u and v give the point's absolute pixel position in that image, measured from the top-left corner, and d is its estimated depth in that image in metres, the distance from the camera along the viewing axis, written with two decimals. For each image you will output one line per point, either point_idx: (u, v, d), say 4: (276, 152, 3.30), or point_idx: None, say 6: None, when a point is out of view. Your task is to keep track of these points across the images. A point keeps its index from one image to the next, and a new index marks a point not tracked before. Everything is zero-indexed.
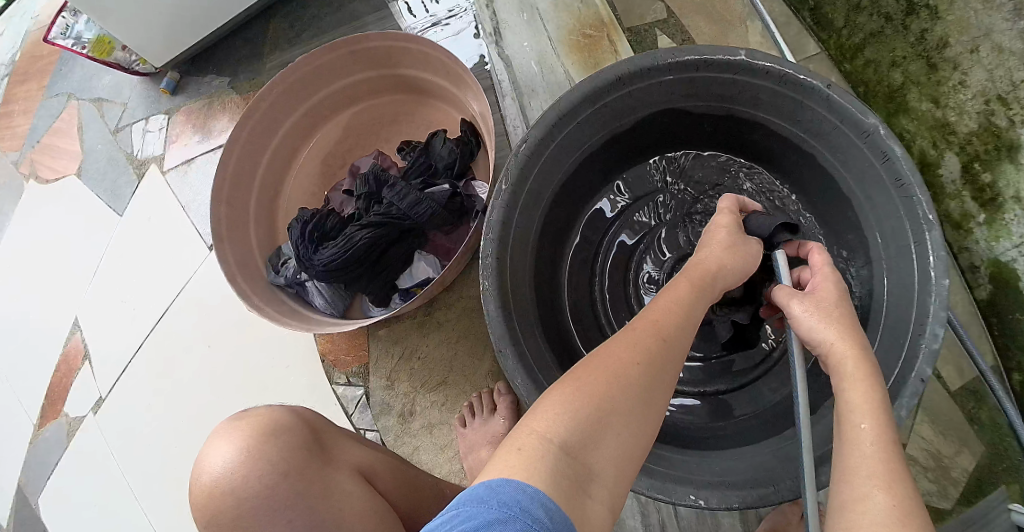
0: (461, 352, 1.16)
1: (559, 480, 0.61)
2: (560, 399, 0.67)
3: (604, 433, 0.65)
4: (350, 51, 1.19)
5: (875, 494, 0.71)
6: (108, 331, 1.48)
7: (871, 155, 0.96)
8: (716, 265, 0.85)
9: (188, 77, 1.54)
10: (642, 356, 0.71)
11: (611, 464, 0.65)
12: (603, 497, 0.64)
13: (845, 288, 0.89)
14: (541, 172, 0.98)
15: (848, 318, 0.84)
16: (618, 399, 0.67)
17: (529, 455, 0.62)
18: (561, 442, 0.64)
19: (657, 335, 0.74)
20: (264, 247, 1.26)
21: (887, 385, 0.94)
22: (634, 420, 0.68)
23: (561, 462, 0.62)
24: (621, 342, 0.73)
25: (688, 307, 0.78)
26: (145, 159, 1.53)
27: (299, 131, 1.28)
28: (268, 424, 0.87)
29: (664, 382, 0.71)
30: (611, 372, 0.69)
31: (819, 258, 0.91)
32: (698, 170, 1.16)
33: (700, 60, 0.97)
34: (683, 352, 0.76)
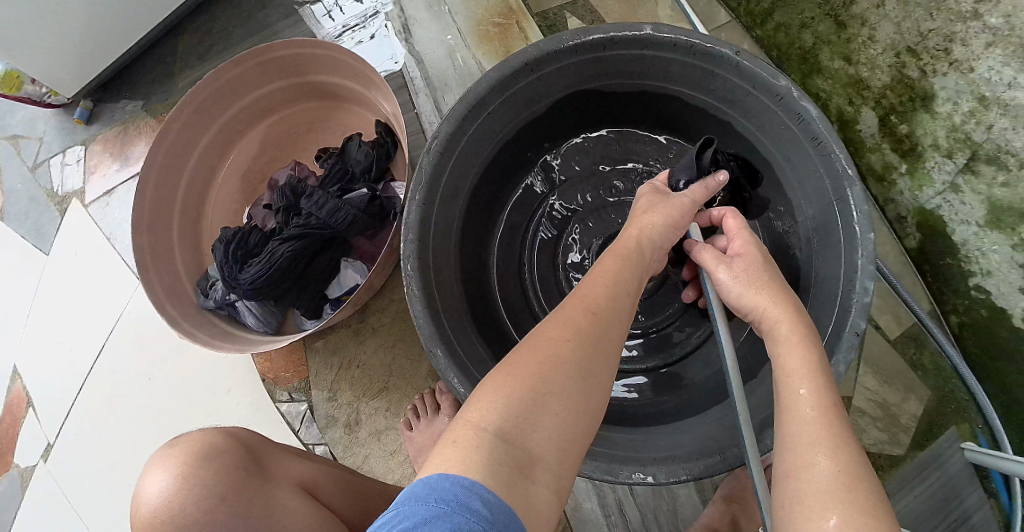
0: (399, 355, 1.15)
1: (498, 469, 0.60)
2: (494, 386, 0.65)
3: (542, 415, 0.64)
4: (257, 62, 1.16)
5: (820, 459, 0.67)
6: (47, 374, 1.42)
7: (785, 118, 0.97)
8: (636, 234, 0.83)
9: (101, 104, 1.49)
10: (575, 330, 0.69)
11: (554, 444, 0.64)
12: (548, 479, 0.63)
13: (765, 248, 0.87)
14: (456, 168, 0.97)
15: (771, 282, 0.82)
16: (553, 377, 0.66)
17: (465, 449, 0.61)
18: (496, 429, 0.62)
19: (588, 307, 0.72)
20: (192, 271, 1.22)
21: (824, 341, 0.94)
22: (574, 397, 0.66)
23: (498, 451, 0.61)
24: (553, 321, 0.71)
25: (619, 276, 0.77)
26: (67, 194, 1.47)
27: (215, 149, 1.24)
28: (202, 448, 0.80)
29: (602, 354, 0.70)
30: (544, 352, 0.68)
31: (734, 222, 0.88)
32: (618, 149, 1.16)
33: (606, 39, 0.96)
34: (620, 321, 0.74)
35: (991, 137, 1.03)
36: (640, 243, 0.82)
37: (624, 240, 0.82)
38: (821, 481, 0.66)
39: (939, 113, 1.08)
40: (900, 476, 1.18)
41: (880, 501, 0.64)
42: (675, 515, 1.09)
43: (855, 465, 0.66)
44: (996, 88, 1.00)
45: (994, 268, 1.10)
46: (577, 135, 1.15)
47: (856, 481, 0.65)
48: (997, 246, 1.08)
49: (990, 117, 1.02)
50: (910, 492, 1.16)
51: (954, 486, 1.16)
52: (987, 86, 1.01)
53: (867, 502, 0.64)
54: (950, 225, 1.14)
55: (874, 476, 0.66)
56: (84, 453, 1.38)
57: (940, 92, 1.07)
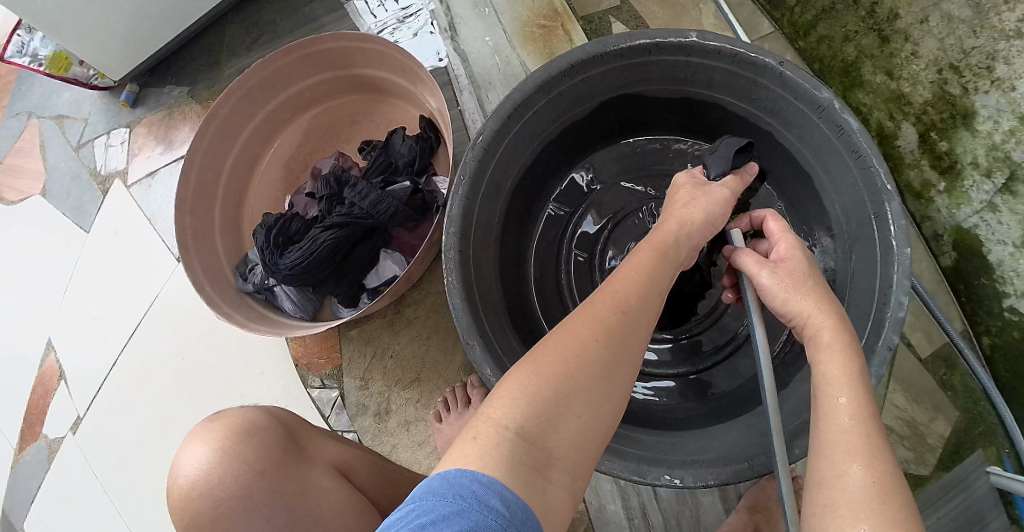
0: (432, 347, 1.16)
1: (517, 468, 0.56)
2: (516, 382, 0.61)
3: (563, 415, 0.60)
4: (304, 53, 1.18)
5: (853, 468, 0.68)
6: (80, 349, 1.45)
7: (827, 130, 0.97)
8: (676, 228, 0.81)
9: (147, 88, 1.52)
10: (602, 329, 0.65)
11: (573, 446, 0.60)
12: (566, 481, 0.59)
13: (810, 254, 0.87)
14: (499, 165, 0.98)
15: (814, 287, 0.82)
16: (578, 376, 0.62)
17: (486, 446, 0.57)
18: (517, 428, 0.58)
19: (618, 305, 0.68)
20: (232, 255, 1.25)
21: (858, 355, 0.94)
22: (596, 398, 0.62)
23: (518, 449, 0.57)
24: (581, 316, 0.67)
25: (650, 274, 0.73)
26: (109, 174, 1.50)
27: (260, 137, 1.27)
28: (243, 423, 0.82)
29: (628, 355, 0.66)
30: (570, 349, 0.63)
31: (775, 225, 0.89)
32: (656, 154, 1.17)
33: (652, 45, 0.97)
34: (648, 321, 0.70)
35: None
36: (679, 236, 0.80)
37: (663, 233, 0.80)
38: (855, 489, 0.67)
39: (979, 131, 1.08)
40: (925, 496, 1.18)
41: (913, 515, 0.65)
42: (698, 521, 1.09)
43: (891, 476, 0.67)
44: None
45: None
46: (617, 139, 1.16)
47: (893, 494, 0.66)
48: None
49: None
50: (934, 513, 1.17)
51: (977, 510, 1.16)
52: None
53: (899, 515, 0.64)
54: (986, 245, 1.14)
55: (907, 490, 0.67)
56: (114, 428, 1.41)
57: (981, 110, 1.07)
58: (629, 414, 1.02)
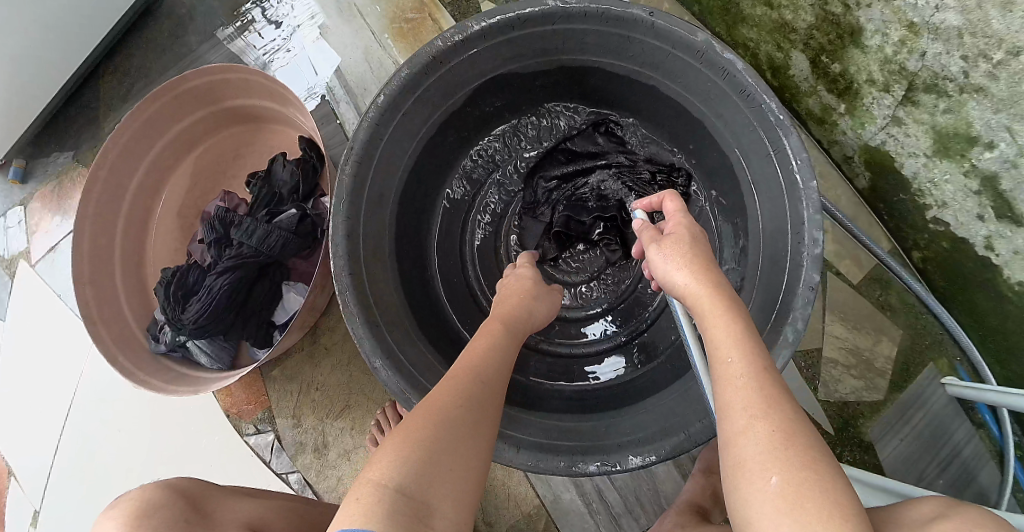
0: (356, 372, 1.13)
1: (398, 516, 0.59)
2: (390, 447, 0.65)
3: (437, 469, 0.64)
4: (171, 97, 1.14)
5: (759, 420, 0.65)
6: (22, 438, 1.40)
7: (711, 74, 0.94)
8: (518, 301, 0.91)
9: (34, 160, 1.46)
10: (461, 394, 0.71)
11: (452, 496, 0.63)
12: (447, 526, 0.61)
13: (700, 228, 0.85)
14: (379, 172, 0.94)
15: (697, 256, 0.80)
16: (446, 434, 0.67)
17: (366, 505, 0.60)
18: (394, 485, 0.61)
19: (476, 372, 0.75)
20: (142, 317, 1.20)
21: (779, 302, 0.92)
22: (466, 450, 0.67)
23: (397, 502, 0.60)
24: (444, 386, 0.73)
25: (503, 347, 0.82)
26: (13, 256, 1.44)
27: (146, 190, 1.22)
28: (142, 505, 0.79)
29: (489, 414, 0.72)
30: (437, 413, 0.69)
31: (672, 206, 0.87)
32: (548, 131, 1.14)
33: (514, 19, 0.93)
34: (506, 385, 0.77)
35: (925, 64, 0.99)
36: (527, 302, 0.91)
37: (511, 298, 0.92)
38: (763, 441, 0.64)
39: (869, 47, 1.05)
40: (882, 423, 1.17)
41: (822, 456, 0.63)
42: (656, 494, 1.07)
43: (789, 420, 0.65)
44: (924, 13, 0.95)
45: (949, 199, 1.07)
46: (505, 121, 1.12)
47: (802, 441, 0.63)
48: (949, 175, 1.05)
49: (922, 43, 0.98)
50: (895, 437, 1.17)
51: (941, 423, 1.16)
52: (914, 12, 0.96)
53: (808, 455, 0.63)
54: (898, 160, 1.11)
55: (810, 429, 0.65)
56: (69, 513, 1.36)
57: (868, 25, 1.02)
58: (560, 403, 0.99)
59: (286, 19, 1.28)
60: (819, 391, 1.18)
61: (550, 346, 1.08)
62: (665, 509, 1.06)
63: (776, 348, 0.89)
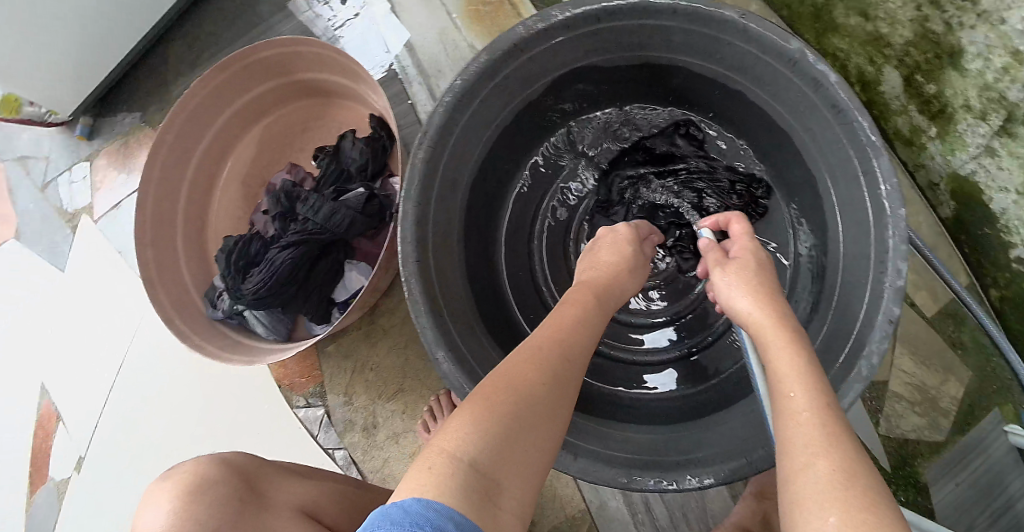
0: (412, 356, 1.13)
1: (471, 493, 0.58)
2: (467, 416, 0.64)
3: (514, 448, 0.63)
4: (241, 66, 1.12)
5: (820, 457, 0.62)
6: (75, 388, 1.46)
7: (802, 85, 0.90)
8: (607, 277, 0.87)
9: (102, 118, 1.48)
10: (548, 373, 0.70)
11: (522, 475, 0.62)
12: (513, 507, 0.60)
13: (767, 256, 0.85)
14: (451, 158, 0.92)
15: (763, 285, 0.79)
16: (527, 414, 0.65)
17: (441, 477, 0.59)
18: (470, 459, 0.60)
19: (559, 350, 0.73)
20: (201, 282, 1.22)
21: (855, 331, 0.89)
22: (539, 431, 0.66)
23: (472, 477, 0.59)
24: (523, 358, 0.72)
25: (587, 324, 0.79)
26: (77, 211, 1.48)
27: (212, 157, 1.22)
28: (195, 480, 0.82)
29: (569, 398, 0.71)
30: (520, 388, 0.67)
31: (739, 228, 0.88)
32: (628, 128, 1.10)
33: (600, 11, 0.90)
34: (584, 366, 0.75)
35: None
36: (613, 276, 0.88)
37: (599, 272, 0.88)
38: (822, 478, 0.60)
39: (969, 71, 0.99)
40: (941, 463, 1.13)
41: (879, 494, 0.59)
42: (704, 511, 1.05)
43: (851, 461, 0.61)
44: None
45: None
46: (581, 114, 1.09)
47: (868, 485, 0.59)
48: None
49: None
50: (951, 480, 1.12)
51: (996, 473, 1.10)
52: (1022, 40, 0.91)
53: (868, 496, 0.58)
54: (987, 193, 1.06)
55: (874, 472, 0.61)
56: (112, 467, 1.41)
57: (969, 48, 0.97)
58: (616, 410, 0.97)
59: None
60: (880, 426, 1.15)
61: (610, 350, 1.06)
62: (711, 528, 1.04)
63: (847, 382, 0.85)
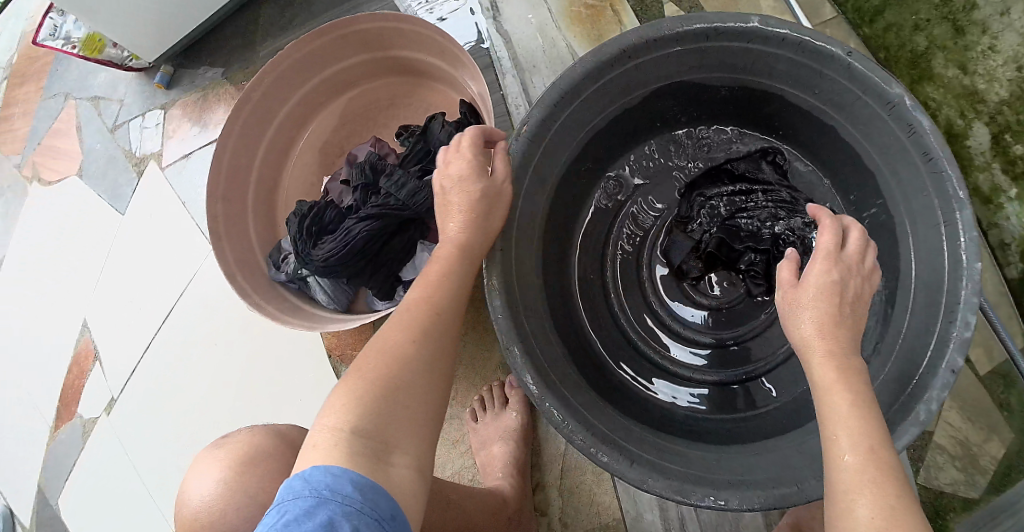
0: (470, 344, 1.11)
1: (359, 459, 0.68)
2: (346, 391, 0.73)
3: (394, 409, 0.72)
4: (340, 34, 1.14)
5: (863, 497, 0.65)
6: (120, 330, 1.53)
7: (896, 129, 0.91)
8: (460, 229, 0.83)
9: (181, 69, 1.51)
10: (419, 331, 0.77)
11: (407, 428, 0.72)
12: (405, 460, 0.71)
13: (842, 283, 0.76)
14: (546, 154, 0.93)
15: (824, 315, 0.75)
16: (401, 377, 0.73)
17: (327, 449, 0.69)
18: (353, 429, 0.70)
19: (425, 305, 0.79)
20: (266, 242, 1.23)
21: (915, 378, 0.88)
22: (415, 389, 0.74)
23: (357, 444, 0.69)
24: (394, 323, 0.78)
25: (456, 270, 0.82)
26: (144, 155, 1.52)
27: (295, 121, 1.24)
28: (248, 451, 0.88)
29: (442, 349, 0.78)
30: (389, 354, 0.75)
31: (825, 240, 0.79)
32: (716, 149, 1.10)
33: (710, 29, 0.91)
34: (456, 310, 0.81)
35: None
36: (470, 220, 0.83)
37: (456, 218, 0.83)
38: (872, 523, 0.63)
39: None
40: (972, 521, 1.12)
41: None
42: None
43: (897, 510, 0.63)
44: None
45: None
46: (671, 127, 1.10)
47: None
48: None
49: None
50: None
51: None
52: None
53: None
54: None
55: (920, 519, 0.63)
56: (143, 412, 1.48)
57: None
58: (666, 423, 0.95)
59: None
60: (919, 475, 1.15)
61: (664, 364, 1.03)
62: None
63: (903, 423, 0.86)
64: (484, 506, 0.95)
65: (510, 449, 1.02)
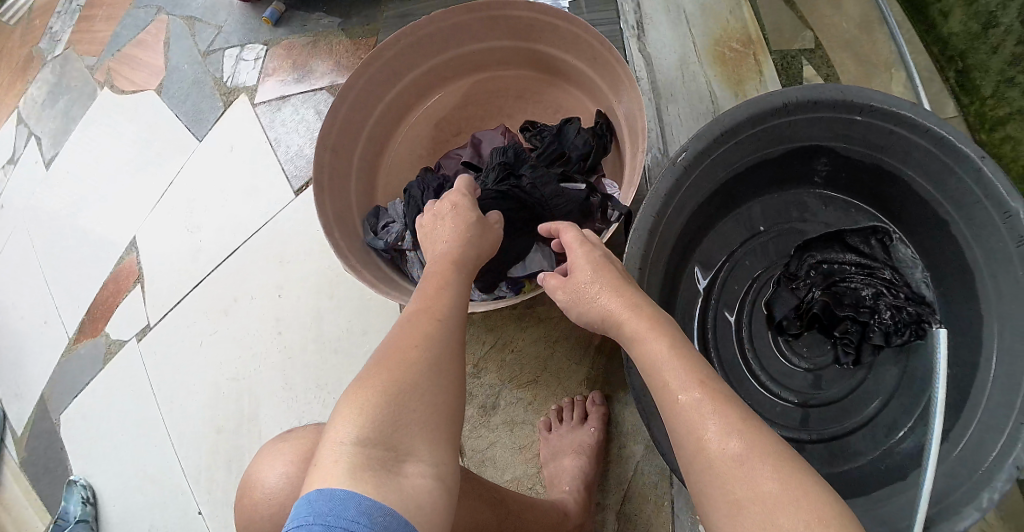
0: (557, 354, 1.12)
1: (369, 473, 0.64)
2: (352, 400, 0.69)
3: (403, 416, 0.69)
4: (491, 15, 1.14)
5: (709, 423, 0.67)
6: (171, 258, 1.49)
7: (1006, 236, 0.90)
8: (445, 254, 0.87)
9: (294, 10, 1.49)
10: (422, 339, 0.75)
11: (419, 436, 0.69)
12: (418, 470, 0.67)
13: (601, 254, 0.85)
14: (692, 185, 0.97)
15: (600, 292, 0.81)
16: (406, 382, 0.71)
17: (332, 466, 0.65)
18: (360, 439, 0.66)
19: (432, 311, 0.78)
20: (363, 205, 1.21)
21: (979, 470, 0.86)
22: (426, 395, 0.71)
23: (365, 457, 0.65)
24: (401, 329, 0.77)
25: (455, 283, 0.83)
26: (236, 87, 1.50)
27: (416, 89, 1.23)
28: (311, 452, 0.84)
29: (448, 360, 0.75)
30: (396, 360, 0.72)
31: (570, 235, 0.89)
32: (831, 218, 1.12)
33: (866, 106, 0.94)
34: (461, 318, 0.81)
35: None
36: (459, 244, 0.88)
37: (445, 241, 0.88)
38: (728, 449, 0.65)
39: None
40: None
41: (781, 460, 0.64)
42: None
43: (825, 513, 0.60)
44: None
45: None
46: (799, 188, 1.12)
47: (780, 461, 0.64)
48: None
49: None
50: None
51: None
52: None
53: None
54: None
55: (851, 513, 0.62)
56: (176, 350, 1.44)
57: None
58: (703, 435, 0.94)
59: None
60: None
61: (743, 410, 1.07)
62: None
63: (968, 506, 0.84)
64: (550, 518, 0.94)
65: (582, 464, 1.02)
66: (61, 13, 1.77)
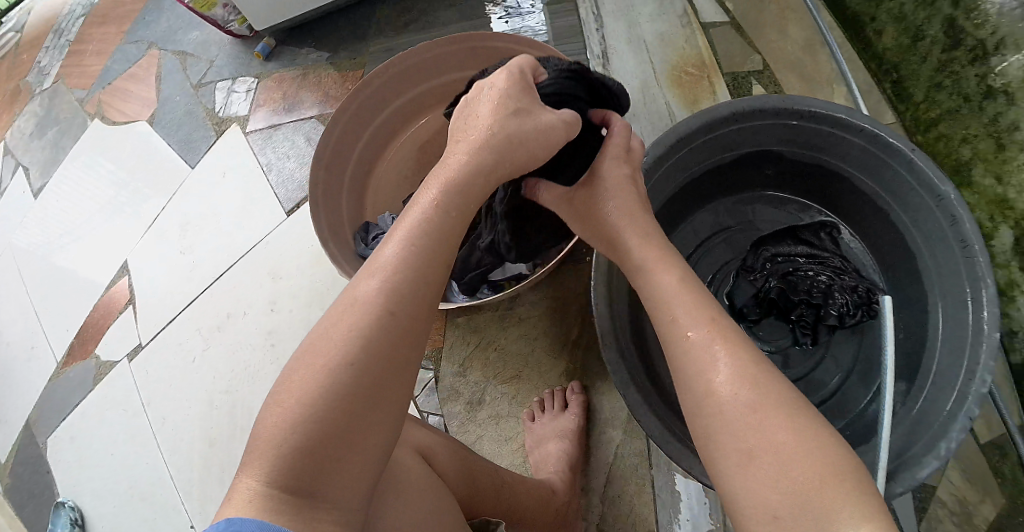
0: (538, 349, 1.19)
1: (280, 518, 0.65)
2: (270, 424, 0.68)
3: (323, 452, 0.67)
4: (469, 46, 1.23)
5: (716, 365, 0.74)
6: (163, 279, 1.54)
7: (940, 218, 1.00)
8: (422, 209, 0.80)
9: (284, 45, 1.60)
10: (358, 348, 0.70)
11: (339, 472, 0.68)
12: (334, 517, 0.67)
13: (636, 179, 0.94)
14: (655, 185, 1.07)
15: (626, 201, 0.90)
16: (332, 420, 0.68)
17: (242, 505, 0.66)
18: (272, 481, 0.66)
19: (380, 308, 0.72)
20: (353, 220, 1.29)
21: (934, 423, 0.94)
22: (352, 424, 0.69)
23: (278, 500, 0.66)
24: (338, 324, 0.72)
25: (413, 271, 0.75)
26: (228, 117, 1.58)
27: (402, 115, 1.33)
28: None
29: (383, 375, 0.71)
30: (321, 379, 0.69)
31: (617, 140, 0.94)
32: (784, 215, 1.23)
33: (805, 112, 1.05)
34: (412, 316, 0.74)
35: None
36: (423, 223, 0.79)
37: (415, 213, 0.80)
38: (736, 396, 0.72)
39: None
40: None
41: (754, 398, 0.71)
42: None
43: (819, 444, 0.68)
44: None
45: None
46: (754, 189, 1.23)
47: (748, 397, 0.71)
48: None
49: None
50: None
51: None
52: None
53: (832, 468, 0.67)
54: None
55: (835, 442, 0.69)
56: (167, 368, 1.48)
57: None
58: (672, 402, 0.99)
59: (585, 18, 1.43)
60: None
61: None
62: None
63: (926, 456, 0.92)
64: (534, 496, 0.99)
65: (566, 448, 1.08)
66: (50, 49, 1.85)
